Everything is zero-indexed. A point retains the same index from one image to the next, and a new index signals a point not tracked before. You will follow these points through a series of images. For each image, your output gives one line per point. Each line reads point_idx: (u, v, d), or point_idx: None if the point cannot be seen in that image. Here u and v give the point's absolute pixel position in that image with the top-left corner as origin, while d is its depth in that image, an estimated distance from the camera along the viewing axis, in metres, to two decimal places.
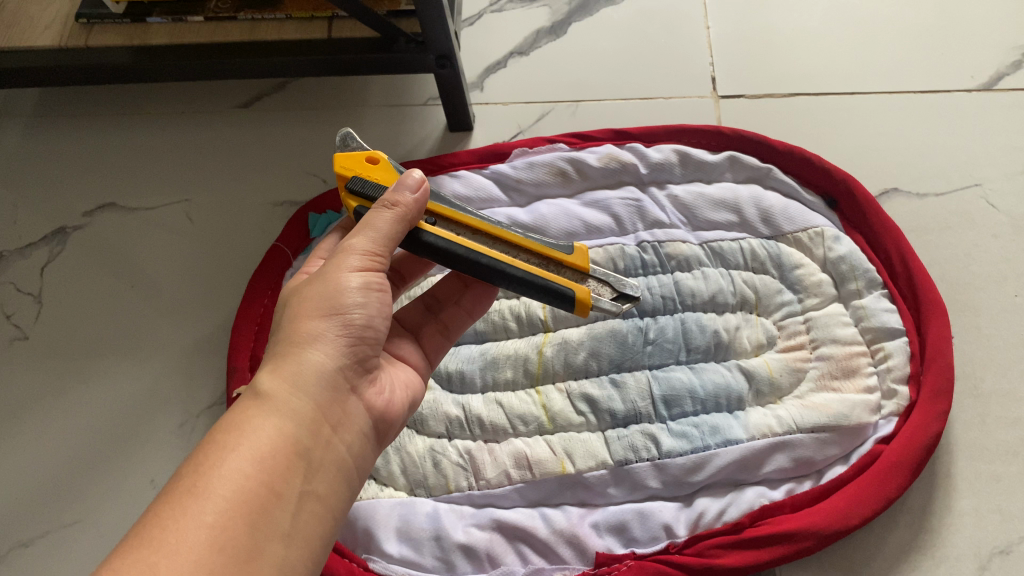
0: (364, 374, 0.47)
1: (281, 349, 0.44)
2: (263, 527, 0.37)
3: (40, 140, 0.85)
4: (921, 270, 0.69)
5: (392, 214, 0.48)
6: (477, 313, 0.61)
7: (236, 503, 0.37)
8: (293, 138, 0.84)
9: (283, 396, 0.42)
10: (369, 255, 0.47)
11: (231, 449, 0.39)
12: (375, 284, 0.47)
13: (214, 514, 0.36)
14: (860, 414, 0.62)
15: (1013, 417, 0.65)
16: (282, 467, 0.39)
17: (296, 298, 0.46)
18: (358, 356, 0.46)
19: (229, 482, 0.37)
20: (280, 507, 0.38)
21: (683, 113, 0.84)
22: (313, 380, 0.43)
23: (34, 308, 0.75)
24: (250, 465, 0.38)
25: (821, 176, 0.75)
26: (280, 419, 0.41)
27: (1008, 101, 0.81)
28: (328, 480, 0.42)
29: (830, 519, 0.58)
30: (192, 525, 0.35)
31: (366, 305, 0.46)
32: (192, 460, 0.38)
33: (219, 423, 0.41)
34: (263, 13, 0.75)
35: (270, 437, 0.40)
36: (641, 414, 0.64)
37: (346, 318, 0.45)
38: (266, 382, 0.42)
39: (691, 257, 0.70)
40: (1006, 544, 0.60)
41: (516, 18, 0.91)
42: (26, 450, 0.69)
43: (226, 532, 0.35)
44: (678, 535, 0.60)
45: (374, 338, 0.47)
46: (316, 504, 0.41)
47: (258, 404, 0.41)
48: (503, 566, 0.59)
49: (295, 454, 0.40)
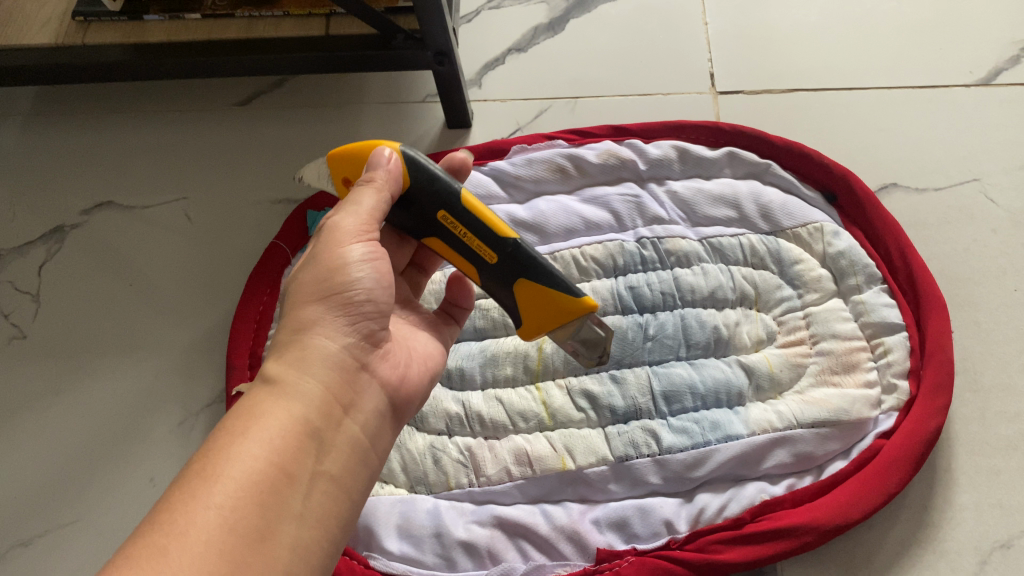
0: (373, 354, 0.47)
1: (285, 336, 0.45)
2: (274, 508, 0.37)
3: (37, 140, 0.85)
4: (920, 263, 0.69)
5: (375, 193, 0.48)
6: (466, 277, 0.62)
7: (246, 484, 0.37)
8: (291, 136, 0.84)
9: (289, 381, 0.42)
10: (358, 232, 0.47)
11: (242, 434, 0.39)
12: (372, 259, 0.47)
13: (224, 496, 0.36)
14: (860, 409, 0.63)
15: (1013, 411, 0.65)
16: (292, 448, 0.40)
17: (296, 281, 0.47)
18: (364, 333, 0.46)
19: (239, 465, 0.37)
20: (291, 489, 0.39)
21: (681, 109, 0.84)
22: (317, 362, 0.43)
23: (31, 307, 0.75)
24: (261, 448, 0.39)
25: (820, 171, 0.75)
26: (285, 400, 0.41)
27: (1006, 97, 0.81)
28: (340, 460, 0.42)
29: (831, 515, 0.58)
30: (202, 507, 0.35)
31: (368, 282, 0.46)
32: (206, 445, 0.38)
33: (235, 408, 0.41)
34: (260, 10, 0.75)
35: (277, 420, 0.40)
36: (642, 410, 0.64)
37: (346, 296, 0.45)
38: (272, 370, 0.43)
39: (690, 253, 0.70)
40: (1007, 539, 0.60)
41: (514, 14, 0.91)
42: (24, 449, 0.68)
43: (236, 515, 0.36)
44: (678, 531, 0.60)
45: (378, 312, 0.47)
46: (328, 484, 0.41)
47: (264, 390, 0.42)
48: (503, 563, 0.59)
49: (304, 434, 0.41)
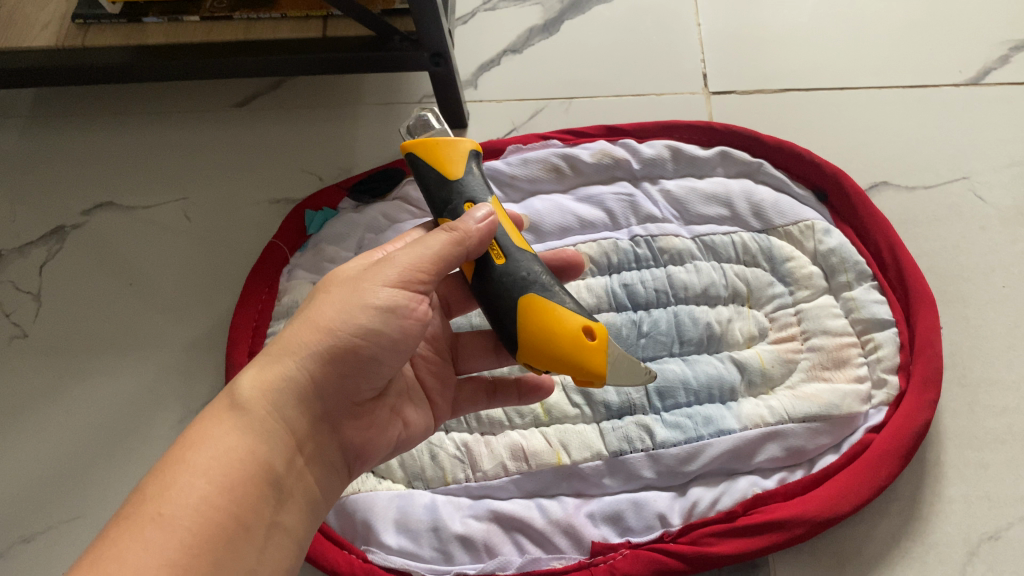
0: (349, 399, 0.47)
1: (278, 349, 0.44)
2: (226, 563, 0.38)
3: (36, 141, 0.86)
4: (909, 260, 0.70)
5: (447, 234, 0.45)
6: (528, 400, 0.59)
7: (200, 536, 0.37)
8: (289, 137, 0.85)
9: (260, 418, 0.42)
10: (406, 272, 0.45)
11: (201, 473, 0.39)
12: (402, 309, 0.45)
13: (178, 550, 0.36)
14: (851, 404, 0.64)
15: (1001, 405, 0.66)
16: (249, 498, 0.40)
17: (322, 295, 0.45)
18: (350, 381, 0.46)
19: (193, 513, 0.37)
20: (243, 541, 0.39)
21: (674, 109, 0.85)
22: (291, 397, 0.43)
23: (33, 306, 0.76)
24: (219, 495, 0.39)
25: (811, 170, 0.76)
26: (252, 438, 0.42)
27: (995, 96, 0.82)
28: (290, 512, 0.43)
29: (823, 507, 0.60)
30: (155, 557, 0.35)
31: (378, 332, 0.44)
32: (158, 478, 0.38)
33: (187, 436, 0.41)
34: (259, 12, 0.76)
35: (241, 461, 0.41)
36: (636, 405, 0.65)
37: (350, 343, 0.44)
38: (247, 392, 0.43)
39: (683, 251, 0.71)
40: (995, 531, 0.61)
41: (509, 16, 0.91)
42: (27, 447, 0.69)
43: (188, 569, 0.36)
44: (672, 523, 0.61)
45: (372, 365, 0.46)
46: (278, 537, 0.42)
47: (231, 417, 0.42)
48: (499, 556, 0.60)
49: (263, 479, 0.41)
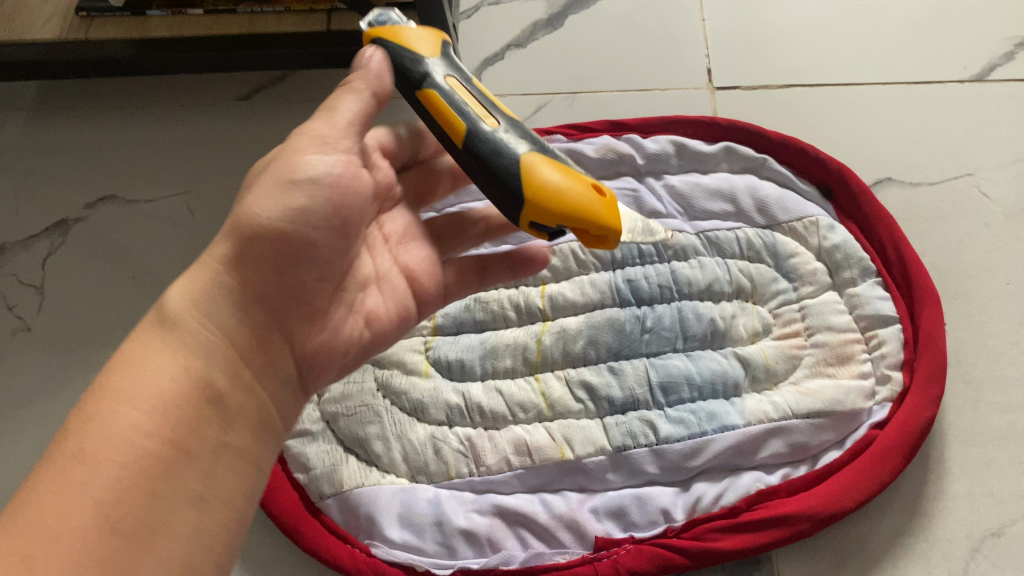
0: (294, 302, 0.46)
1: (202, 261, 0.43)
2: (163, 495, 0.37)
3: (39, 134, 0.86)
4: (913, 256, 0.70)
5: (355, 96, 0.46)
6: (521, 273, 0.60)
7: (130, 469, 0.36)
8: (292, 131, 0.85)
9: (191, 329, 0.41)
10: (326, 140, 0.45)
11: (126, 397, 0.38)
12: (322, 195, 0.44)
13: (103, 490, 0.35)
14: (855, 400, 0.64)
15: (1005, 402, 0.66)
16: (186, 419, 0.39)
17: (240, 195, 0.44)
18: (287, 283, 0.45)
19: (119, 445, 0.36)
20: (184, 466, 0.38)
21: (678, 104, 0.85)
22: (222, 307, 0.42)
23: (36, 299, 0.76)
24: (148, 417, 0.37)
25: (815, 166, 0.76)
26: (183, 354, 0.40)
27: (999, 92, 0.82)
28: (243, 432, 0.42)
29: (827, 503, 0.60)
30: (75, 500, 0.34)
31: (300, 220, 0.44)
32: (84, 407, 0.37)
33: (113, 360, 0.40)
34: (262, 5, 0.76)
35: (171, 377, 0.39)
36: (639, 400, 0.64)
37: (273, 237, 0.43)
38: (173, 307, 0.42)
39: (687, 247, 0.71)
40: (998, 527, 0.61)
41: (513, 10, 0.91)
42: (30, 439, 0.69)
43: (117, 507, 0.35)
44: (676, 519, 0.61)
45: (305, 260, 0.45)
46: (230, 458, 0.41)
47: (161, 334, 0.41)
48: (503, 550, 0.60)
49: (200, 395, 0.40)
